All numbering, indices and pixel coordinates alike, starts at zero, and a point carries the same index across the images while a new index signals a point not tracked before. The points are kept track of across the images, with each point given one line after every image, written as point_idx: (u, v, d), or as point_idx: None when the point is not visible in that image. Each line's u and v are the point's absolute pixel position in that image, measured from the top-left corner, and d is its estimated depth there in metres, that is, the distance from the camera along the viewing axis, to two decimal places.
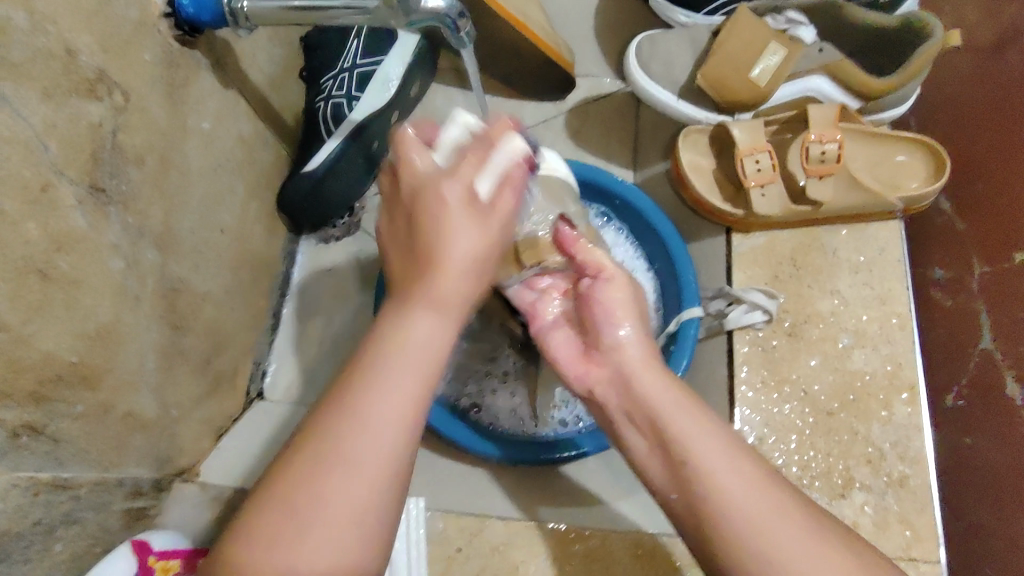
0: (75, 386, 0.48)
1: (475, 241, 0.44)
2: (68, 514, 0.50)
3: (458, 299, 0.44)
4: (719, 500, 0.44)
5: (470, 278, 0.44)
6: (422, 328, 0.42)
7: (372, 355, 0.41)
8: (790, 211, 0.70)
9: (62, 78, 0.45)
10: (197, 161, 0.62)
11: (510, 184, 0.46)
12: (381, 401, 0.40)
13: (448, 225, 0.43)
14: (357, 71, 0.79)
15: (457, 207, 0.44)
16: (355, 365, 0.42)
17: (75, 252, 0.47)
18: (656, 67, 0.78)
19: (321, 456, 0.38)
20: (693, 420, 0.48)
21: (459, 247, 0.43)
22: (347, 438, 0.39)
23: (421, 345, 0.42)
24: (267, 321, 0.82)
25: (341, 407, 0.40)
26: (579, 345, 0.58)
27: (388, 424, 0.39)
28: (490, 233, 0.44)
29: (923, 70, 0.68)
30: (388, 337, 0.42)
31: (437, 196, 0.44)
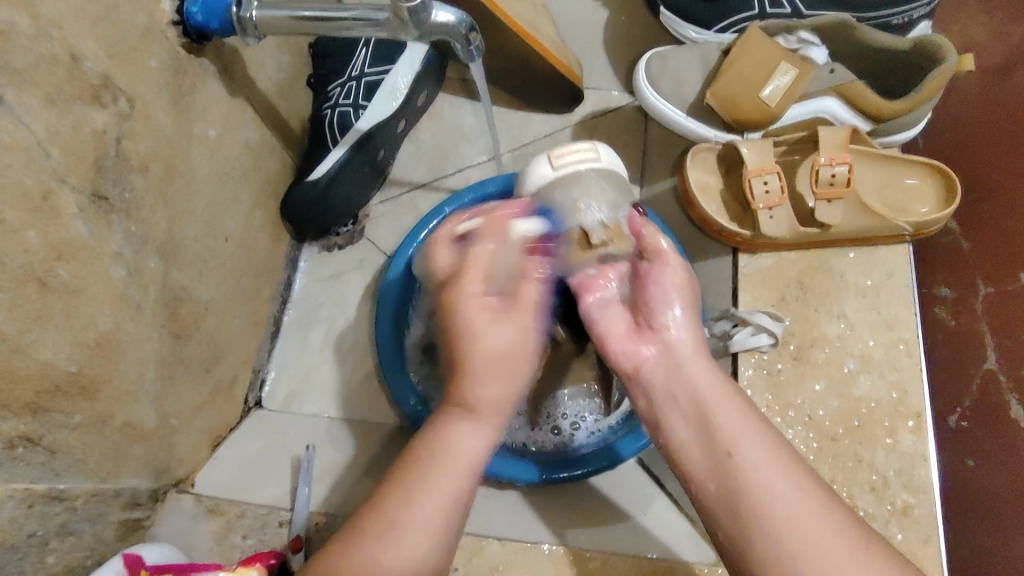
0: (72, 396, 0.48)
1: (506, 340, 0.53)
2: (64, 525, 0.49)
3: (492, 402, 0.52)
4: (759, 489, 0.46)
5: (497, 378, 0.52)
6: (466, 439, 0.50)
7: (428, 449, 0.50)
8: (799, 234, 0.69)
9: (66, 84, 0.45)
10: (202, 169, 0.62)
11: (528, 285, 0.58)
12: (440, 489, 0.48)
13: (479, 335, 0.53)
14: (365, 81, 0.79)
15: (484, 310, 0.54)
16: (417, 456, 0.50)
17: (77, 261, 0.47)
18: (665, 84, 0.77)
19: (363, 539, 0.46)
20: (735, 409, 0.50)
21: (496, 340, 0.53)
22: (405, 516, 0.47)
23: (461, 447, 0.50)
24: (268, 328, 0.81)
25: (401, 488, 0.48)
26: (629, 322, 0.59)
27: (438, 512, 0.48)
28: (515, 328, 0.54)
29: (933, 95, 0.68)
30: (444, 454, 0.50)
31: (476, 336, 0.53)
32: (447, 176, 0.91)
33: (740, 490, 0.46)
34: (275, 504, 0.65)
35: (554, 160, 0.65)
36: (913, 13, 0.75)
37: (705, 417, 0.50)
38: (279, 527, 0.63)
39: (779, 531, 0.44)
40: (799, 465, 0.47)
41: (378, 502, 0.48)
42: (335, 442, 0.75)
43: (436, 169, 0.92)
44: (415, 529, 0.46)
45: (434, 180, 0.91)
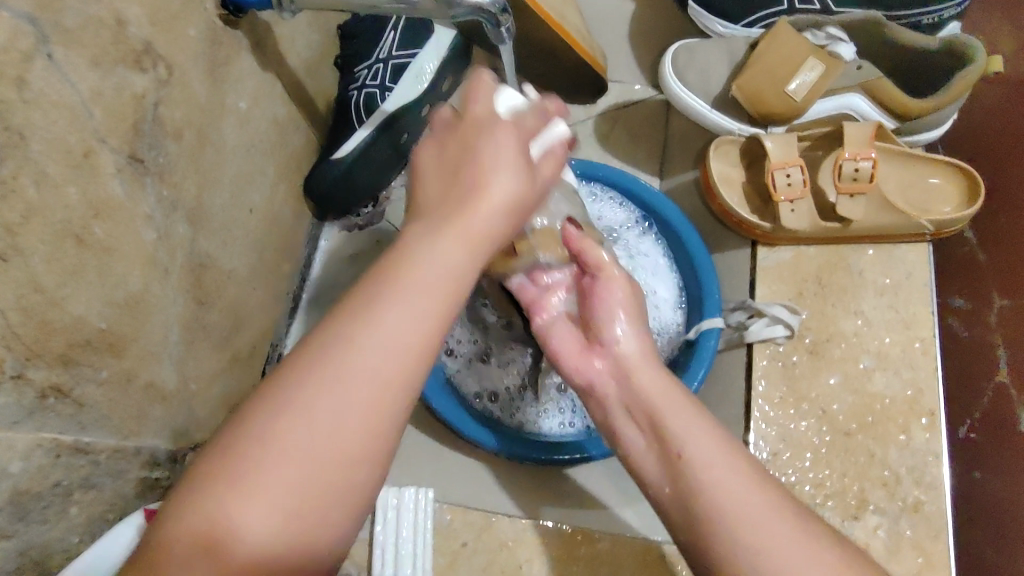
0: (101, 352, 0.49)
1: (517, 187, 0.43)
2: (87, 479, 0.51)
3: (485, 236, 0.41)
4: (704, 486, 0.45)
5: (505, 222, 0.42)
6: (428, 250, 0.39)
7: (387, 267, 0.39)
8: (819, 228, 0.69)
9: (112, 47, 0.46)
10: (231, 140, 0.63)
11: (551, 145, 0.49)
12: (395, 321, 0.37)
13: (487, 170, 0.42)
14: (392, 63, 0.80)
15: (506, 155, 0.43)
16: (376, 276, 0.39)
17: (112, 220, 0.48)
18: (692, 75, 0.77)
19: (294, 386, 0.36)
20: (686, 411, 0.49)
21: (497, 188, 0.42)
22: (346, 358, 0.36)
23: (435, 267, 0.39)
24: (286, 304, 0.82)
25: (347, 326, 0.37)
26: (580, 337, 0.57)
27: (392, 350, 0.36)
28: (524, 182, 0.43)
29: (960, 96, 0.68)
30: (404, 260, 0.39)
31: (493, 136, 0.44)
32: None
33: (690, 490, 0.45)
34: None
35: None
36: (944, 14, 0.75)
37: (657, 420, 0.49)
38: None
39: (728, 530, 0.42)
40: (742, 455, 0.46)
41: (301, 366, 0.36)
42: None
43: None
44: (341, 368, 0.36)
45: None
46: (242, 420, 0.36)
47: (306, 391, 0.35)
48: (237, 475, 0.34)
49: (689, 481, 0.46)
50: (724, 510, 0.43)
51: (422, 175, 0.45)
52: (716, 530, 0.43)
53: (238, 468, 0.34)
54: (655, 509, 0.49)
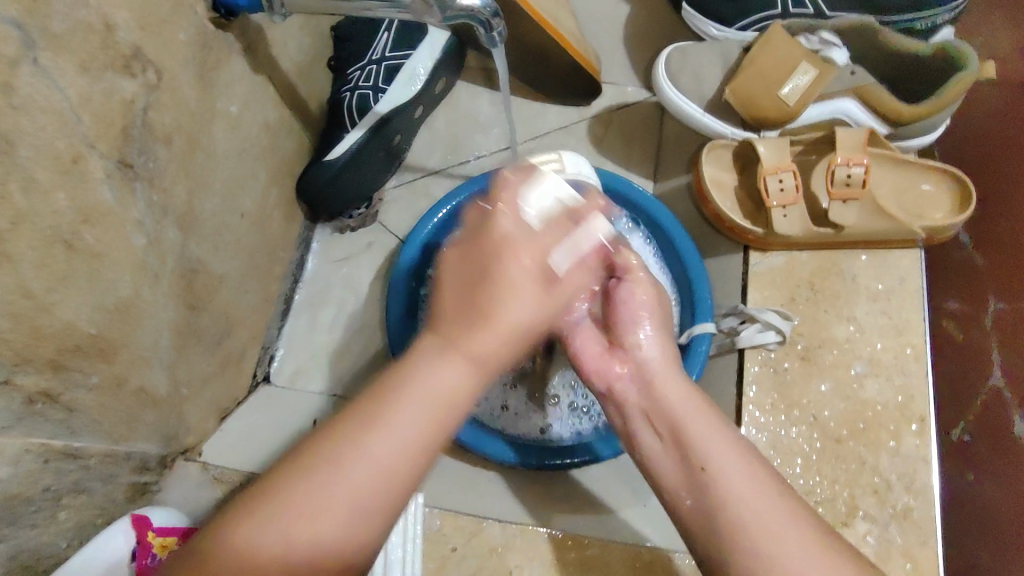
0: (91, 357, 0.49)
1: (531, 313, 0.42)
2: (76, 484, 0.50)
3: (495, 357, 0.41)
4: (720, 488, 0.45)
5: (511, 345, 0.42)
6: (440, 374, 0.40)
7: (398, 384, 0.40)
8: (814, 234, 0.69)
9: (100, 52, 0.45)
10: (222, 144, 0.63)
11: (561, 252, 0.46)
12: (406, 426, 0.39)
13: (505, 294, 0.42)
14: (385, 64, 0.79)
15: (527, 271, 0.43)
16: (387, 384, 0.40)
17: (101, 225, 0.47)
18: (685, 79, 0.77)
19: (305, 486, 0.37)
20: (709, 424, 0.49)
21: (513, 310, 0.42)
22: (360, 453, 0.38)
23: (448, 391, 0.40)
24: (278, 307, 0.82)
25: (359, 428, 0.38)
26: (603, 342, 0.58)
27: (403, 451, 0.38)
28: (540, 310, 0.43)
29: (954, 101, 0.68)
30: (413, 380, 0.40)
31: (512, 254, 0.43)
32: (462, 164, 0.91)
33: (705, 490, 0.46)
34: None
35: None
36: (939, 19, 0.75)
37: (677, 427, 0.50)
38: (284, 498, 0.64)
39: (741, 527, 0.43)
40: (758, 460, 0.46)
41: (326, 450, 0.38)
42: None
43: (450, 156, 0.92)
44: (347, 482, 0.37)
45: (449, 167, 0.91)
46: (247, 508, 0.37)
47: (312, 495, 0.37)
48: (246, 551, 0.36)
49: (704, 479, 0.46)
50: (738, 506, 0.44)
51: (442, 282, 0.44)
52: (740, 526, 0.43)
53: (247, 525, 0.36)
54: (670, 516, 0.49)
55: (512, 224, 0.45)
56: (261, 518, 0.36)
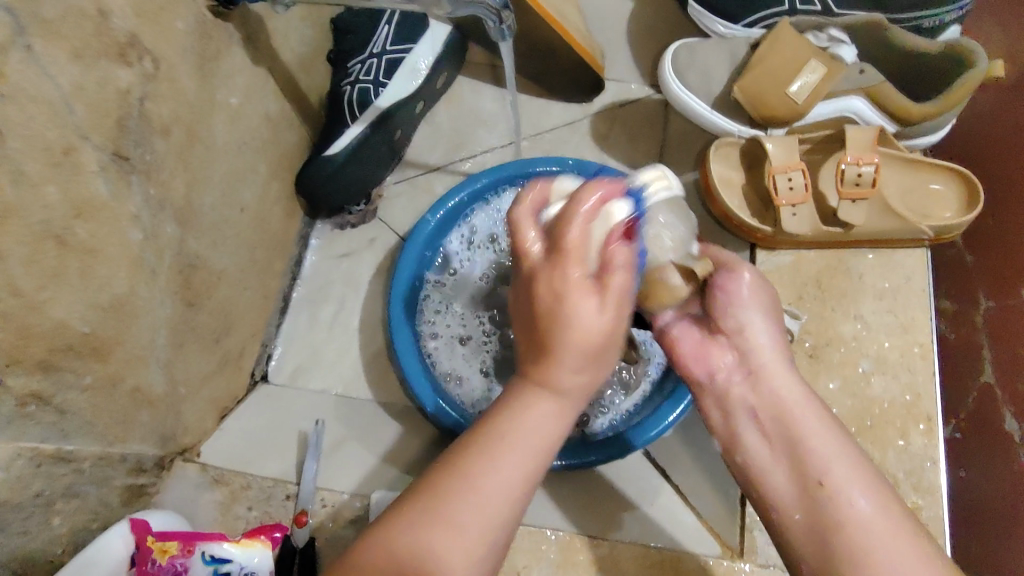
0: (84, 357, 0.47)
1: (602, 324, 0.40)
2: (68, 488, 0.49)
3: (577, 388, 0.43)
4: (845, 511, 0.44)
5: (591, 367, 0.42)
6: (542, 419, 0.43)
7: (503, 429, 0.42)
8: (821, 232, 0.69)
9: (94, 39, 0.44)
10: (221, 138, 0.61)
11: (615, 262, 0.41)
12: (511, 468, 0.42)
13: (568, 310, 0.40)
14: (386, 58, 0.77)
15: (582, 286, 0.40)
16: (484, 432, 0.43)
17: (95, 220, 0.46)
18: (692, 76, 0.76)
19: (441, 515, 0.40)
20: (825, 433, 0.48)
21: (585, 330, 0.40)
22: (468, 502, 0.40)
23: (539, 432, 0.42)
24: (276, 303, 0.80)
25: (466, 474, 0.41)
26: (705, 334, 0.57)
27: (510, 493, 0.41)
28: (613, 318, 0.41)
29: (965, 98, 0.68)
30: (512, 423, 0.42)
31: (561, 276, 0.40)
32: (463, 161, 0.90)
33: (826, 510, 0.44)
34: (281, 478, 0.65)
35: None
36: (947, 16, 0.74)
37: (792, 435, 0.49)
38: (285, 500, 0.64)
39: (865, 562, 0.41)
40: (883, 486, 0.45)
41: (439, 507, 0.40)
42: (345, 420, 0.74)
43: (452, 152, 0.90)
44: (479, 503, 0.40)
45: (450, 163, 0.89)
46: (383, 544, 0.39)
47: (449, 516, 0.40)
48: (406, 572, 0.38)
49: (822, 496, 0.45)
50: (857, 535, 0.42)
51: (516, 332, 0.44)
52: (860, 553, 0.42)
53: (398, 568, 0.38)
54: (771, 531, 0.48)
55: (565, 235, 0.41)
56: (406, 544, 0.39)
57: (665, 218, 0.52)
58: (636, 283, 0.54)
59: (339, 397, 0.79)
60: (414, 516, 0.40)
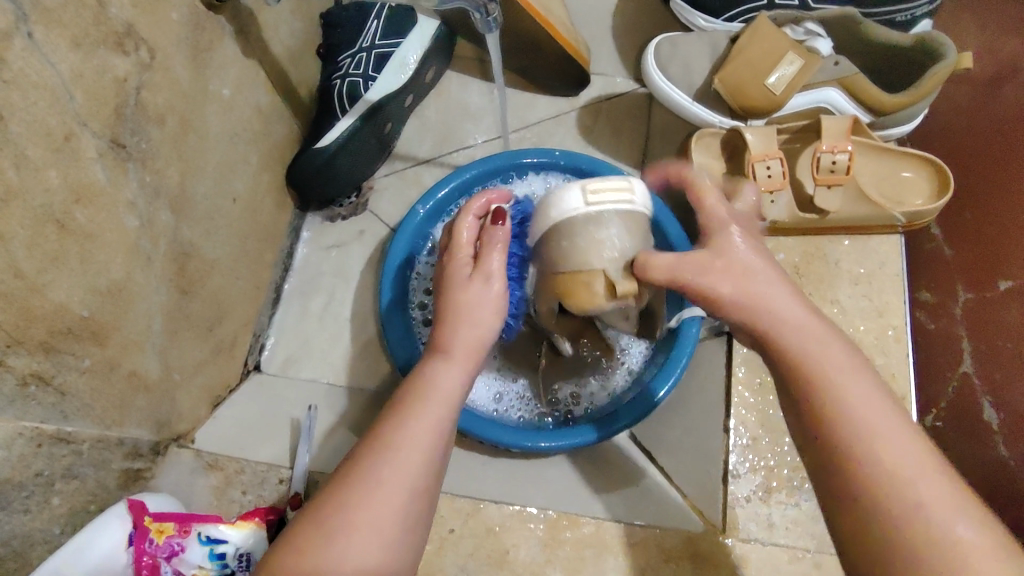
0: (83, 340, 0.48)
1: (482, 294, 0.51)
2: (68, 468, 0.50)
3: (468, 344, 0.50)
4: (866, 430, 0.42)
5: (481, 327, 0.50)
6: (448, 377, 0.48)
7: (411, 393, 0.47)
8: (797, 219, 0.72)
9: (93, 29, 0.45)
10: (214, 127, 0.62)
11: (492, 239, 0.53)
12: (418, 424, 0.45)
13: (450, 282, 0.53)
14: (376, 52, 0.79)
15: (463, 263, 0.54)
16: (400, 399, 0.48)
17: (94, 206, 0.47)
18: (674, 68, 0.79)
19: (353, 473, 0.43)
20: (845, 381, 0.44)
21: (469, 300, 0.51)
22: (380, 456, 0.44)
23: (441, 389, 0.47)
24: (268, 295, 0.81)
25: (382, 434, 0.45)
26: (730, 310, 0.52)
27: (421, 451, 0.44)
28: (492, 284, 0.51)
29: (933, 91, 0.70)
30: (422, 384, 0.48)
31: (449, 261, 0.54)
32: (451, 154, 0.91)
33: (837, 435, 0.42)
34: (275, 462, 0.67)
35: (587, 193, 0.54)
36: (915, 10, 0.76)
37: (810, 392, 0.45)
38: (278, 484, 0.65)
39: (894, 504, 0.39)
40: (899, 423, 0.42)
41: (351, 471, 0.43)
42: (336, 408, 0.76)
43: (440, 145, 0.91)
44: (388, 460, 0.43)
45: (438, 156, 0.91)
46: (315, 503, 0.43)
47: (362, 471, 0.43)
48: (323, 520, 0.42)
49: (829, 423, 0.43)
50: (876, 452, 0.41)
51: None
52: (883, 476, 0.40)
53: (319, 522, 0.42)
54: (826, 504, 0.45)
55: (459, 231, 0.56)
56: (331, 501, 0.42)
57: (619, 229, 0.53)
58: (561, 276, 0.55)
59: (330, 386, 0.80)
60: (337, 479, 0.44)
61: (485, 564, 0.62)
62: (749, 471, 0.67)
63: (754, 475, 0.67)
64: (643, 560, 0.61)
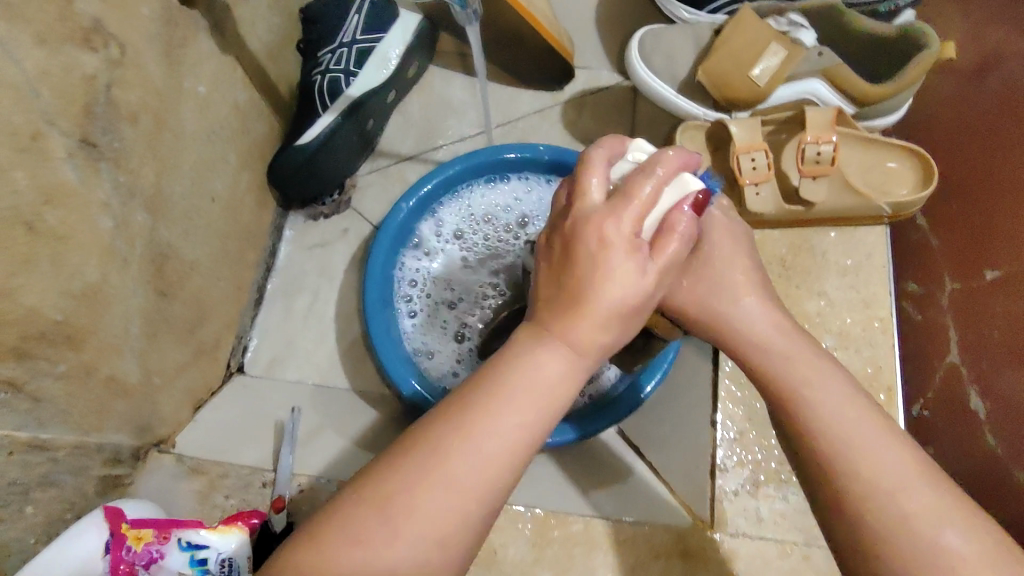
0: (57, 345, 0.47)
1: (636, 288, 0.40)
2: (44, 477, 0.49)
3: (599, 347, 0.40)
4: (840, 428, 0.42)
5: (617, 326, 0.40)
6: (552, 368, 0.40)
7: (506, 376, 0.39)
8: (783, 211, 0.71)
9: (59, 25, 0.44)
10: (190, 125, 0.61)
11: (669, 233, 0.43)
12: (511, 420, 0.38)
13: (605, 262, 0.40)
14: (356, 47, 0.78)
15: (620, 248, 0.40)
16: (494, 375, 0.40)
17: (65, 207, 0.46)
18: (657, 60, 0.78)
19: (437, 460, 0.37)
20: (825, 383, 0.44)
21: (619, 287, 0.40)
22: (466, 445, 0.37)
23: (547, 382, 0.39)
24: (251, 295, 0.80)
25: (470, 421, 0.38)
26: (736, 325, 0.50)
27: (508, 446, 0.38)
28: (654, 282, 0.41)
29: (915, 83, 0.70)
30: (517, 367, 0.39)
31: (599, 235, 0.40)
32: (434, 150, 0.90)
33: (825, 447, 0.41)
34: (258, 465, 0.65)
35: None
36: (898, 2, 0.76)
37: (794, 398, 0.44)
38: (261, 488, 0.64)
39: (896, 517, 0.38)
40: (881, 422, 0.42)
41: (431, 451, 0.37)
42: (321, 410, 0.75)
43: (424, 141, 0.90)
44: (469, 457, 0.37)
45: (422, 153, 0.90)
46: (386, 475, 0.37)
47: (445, 457, 0.37)
48: (395, 503, 0.36)
49: (815, 434, 0.42)
50: (857, 467, 0.40)
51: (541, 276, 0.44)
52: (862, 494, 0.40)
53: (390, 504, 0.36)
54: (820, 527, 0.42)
55: (591, 189, 0.43)
56: (406, 483, 0.37)
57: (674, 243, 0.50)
58: None
59: (315, 387, 0.79)
60: (414, 461, 0.37)
61: (474, 563, 0.61)
62: (736, 465, 0.67)
63: (740, 469, 0.67)
64: (633, 557, 0.60)
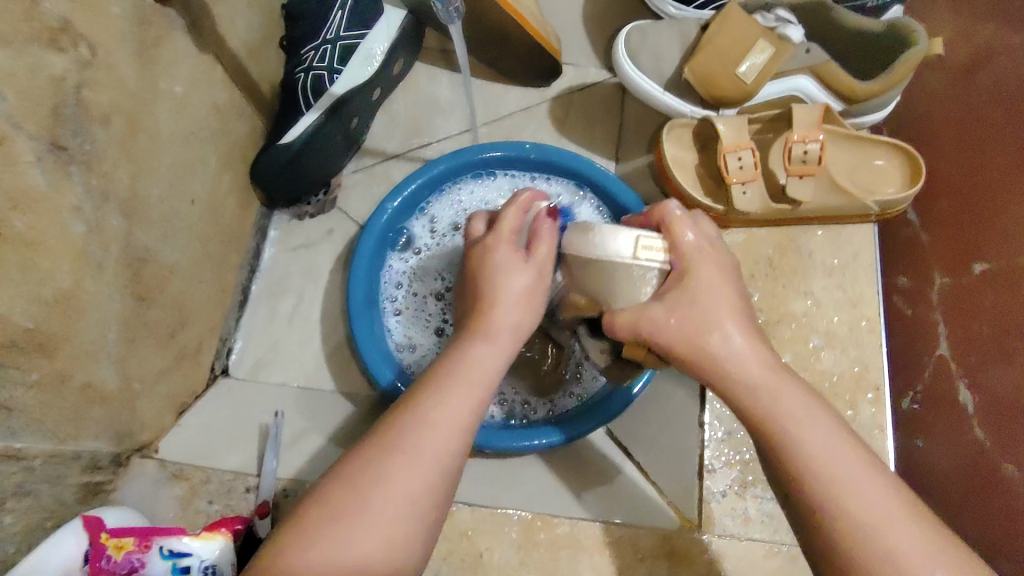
0: (30, 353, 0.46)
1: (525, 280, 0.52)
2: (20, 486, 0.48)
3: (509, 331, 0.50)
4: (823, 472, 0.41)
5: (521, 310, 0.51)
6: (485, 359, 0.48)
7: (447, 372, 0.47)
8: (770, 211, 0.71)
9: (23, 25, 0.42)
10: (166, 126, 0.60)
11: (540, 235, 0.54)
12: (456, 403, 0.45)
13: (492, 262, 0.54)
14: (340, 44, 0.75)
15: (503, 253, 0.54)
16: (434, 374, 0.47)
17: (34, 212, 0.45)
18: (643, 57, 0.77)
19: (387, 446, 0.43)
20: (812, 421, 0.43)
21: (509, 282, 0.52)
22: (417, 434, 0.43)
23: (477, 368, 0.47)
24: (234, 297, 0.79)
25: (414, 415, 0.44)
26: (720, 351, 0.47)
27: (454, 430, 0.44)
28: (537, 273, 0.53)
29: (905, 80, 0.69)
30: (457, 363, 0.48)
31: (488, 254, 0.54)
32: (420, 148, 0.89)
33: (809, 491, 0.41)
34: (241, 470, 0.66)
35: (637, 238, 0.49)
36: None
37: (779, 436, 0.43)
38: (245, 493, 0.65)
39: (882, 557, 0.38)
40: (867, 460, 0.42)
41: (385, 442, 0.43)
42: (305, 413, 0.74)
43: (410, 140, 0.89)
44: (418, 445, 0.43)
45: (408, 151, 0.89)
46: (344, 472, 0.42)
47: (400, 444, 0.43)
48: (354, 491, 0.41)
49: (800, 475, 0.41)
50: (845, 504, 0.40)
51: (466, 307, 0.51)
52: (857, 539, 0.39)
53: (352, 491, 0.41)
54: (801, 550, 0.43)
55: (506, 219, 0.57)
56: (367, 473, 0.42)
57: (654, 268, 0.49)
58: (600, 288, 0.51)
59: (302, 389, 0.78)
60: (369, 451, 0.43)
61: (460, 567, 0.61)
62: (724, 465, 0.67)
63: (729, 469, 0.67)
64: (619, 558, 0.61)
